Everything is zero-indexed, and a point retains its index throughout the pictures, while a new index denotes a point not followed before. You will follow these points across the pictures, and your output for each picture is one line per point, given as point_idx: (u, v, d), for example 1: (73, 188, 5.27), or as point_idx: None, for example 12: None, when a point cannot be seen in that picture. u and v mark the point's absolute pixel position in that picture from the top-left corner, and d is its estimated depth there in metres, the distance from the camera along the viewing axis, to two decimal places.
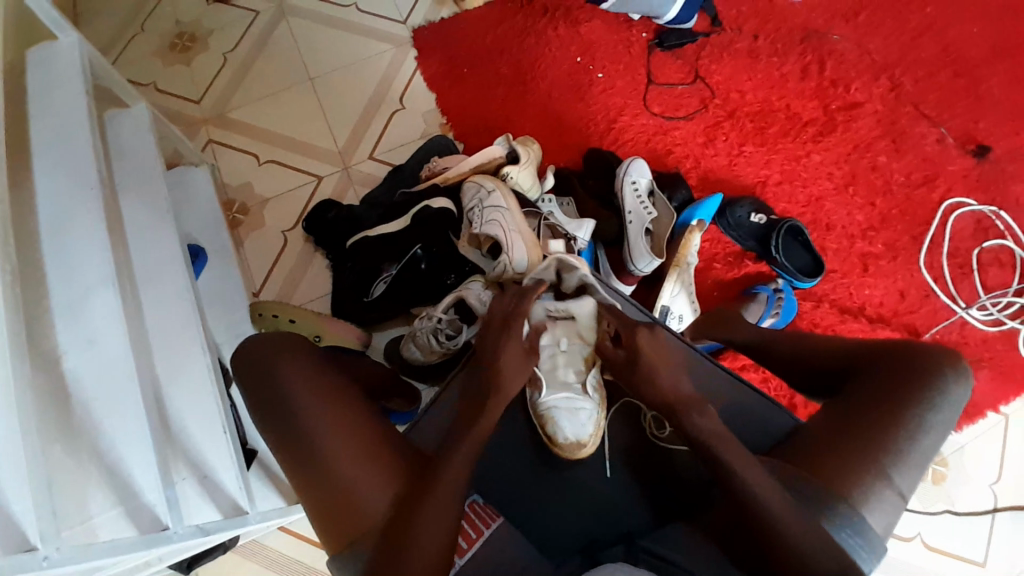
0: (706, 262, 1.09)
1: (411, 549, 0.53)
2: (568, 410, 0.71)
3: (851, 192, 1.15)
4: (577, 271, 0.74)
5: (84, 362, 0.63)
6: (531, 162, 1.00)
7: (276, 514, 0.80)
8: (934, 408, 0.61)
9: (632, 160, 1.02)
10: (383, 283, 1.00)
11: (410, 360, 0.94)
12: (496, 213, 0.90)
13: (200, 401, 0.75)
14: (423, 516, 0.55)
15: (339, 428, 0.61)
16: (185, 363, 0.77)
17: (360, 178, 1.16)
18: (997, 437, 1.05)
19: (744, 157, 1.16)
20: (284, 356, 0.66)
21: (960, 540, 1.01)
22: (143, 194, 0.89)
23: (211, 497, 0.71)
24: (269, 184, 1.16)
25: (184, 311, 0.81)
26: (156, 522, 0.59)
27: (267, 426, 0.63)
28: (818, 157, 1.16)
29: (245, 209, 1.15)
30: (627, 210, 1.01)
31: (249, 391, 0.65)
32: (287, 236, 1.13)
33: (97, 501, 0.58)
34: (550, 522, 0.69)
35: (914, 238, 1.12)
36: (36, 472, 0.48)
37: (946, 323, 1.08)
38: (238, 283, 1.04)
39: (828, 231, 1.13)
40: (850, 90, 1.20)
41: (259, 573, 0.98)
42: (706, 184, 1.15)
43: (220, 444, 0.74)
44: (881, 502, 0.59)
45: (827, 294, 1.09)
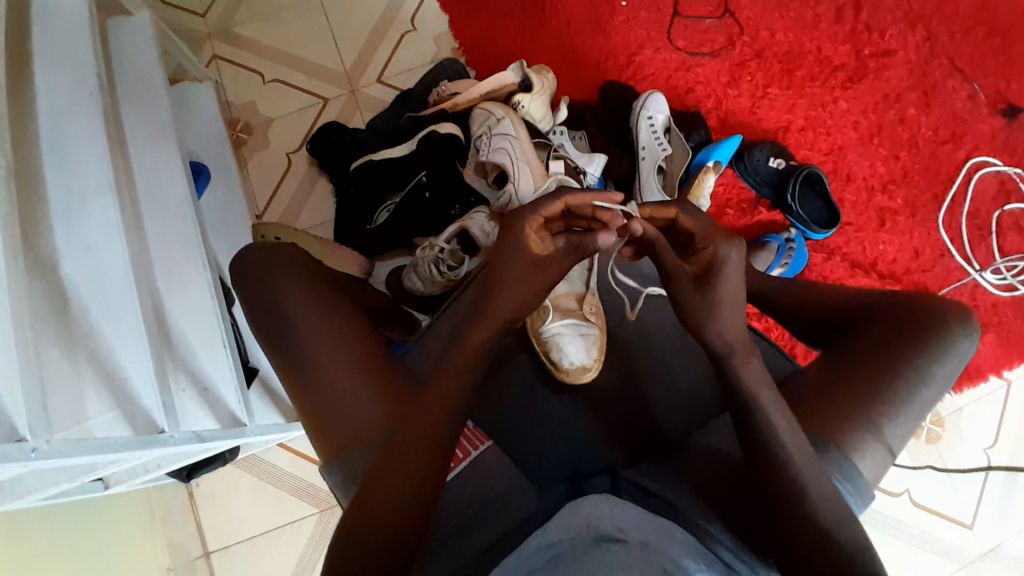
0: (718, 207, 1.06)
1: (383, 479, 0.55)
2: (572, 335, 0.72)
3: (876, 143, 1.10)
4: None
5: (79, 265, 0.63)
6: (545, 92, 0.97)
7: (274, 430, 0.82)
8: (937, 360, 0.60)
9: (651, 94, 0.98)
10: (386, 211, 0.98)
11: (410, 291, 0.93)
12: (505, 141, 0.87)
13: (199, 314, 0.75)
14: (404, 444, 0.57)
15: (338, 361, 0.61)
16: (185, 277, 0.77)
17: (366, 102, 1.12)
18: (995, 402, 1.05)
19: (767, 100, 1.11)
20: (277, 268, 0.65)
21: (948, 498, 1.03)
22: (144, 105, 0.87)
23: (210, 409, 0.72)
24: (274, 105, 1.13)
25: (184, 226, 0.80)
26: (151, 426, 0.60)
27: (263, 337, 0.63)
28: (844, 105, 1.11)
29: (249, 129, 1.12)
30: (642, 145, 0.97)
31: (248, 307, 0.65)
32: (290, 158, 1.11)
33: (93, 403, 0.58)
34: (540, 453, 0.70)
35: (934, 196, 1.09)
36: (27, 368, 0.48)
37: (957, 285, 1.06)
38: (240, 204, 1.03)
39: (847, 183, 1.09)
40: (885, 35, 1.13)
41: (257, 488, 1.01)
42: (725, 127, 1.10)
43: (220, 359, 0.74)
44: (872, 451, 0.58)
45: (839, 248, 1.06)
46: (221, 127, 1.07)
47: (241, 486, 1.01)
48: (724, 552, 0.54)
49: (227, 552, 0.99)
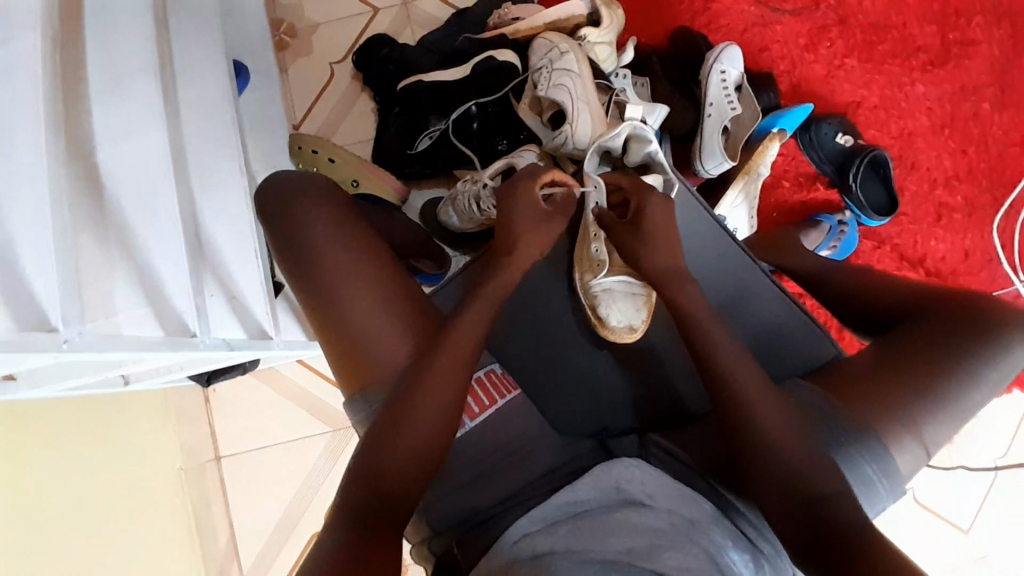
0: (775, 178, 1.02)
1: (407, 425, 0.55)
2: (621, 294, 0.69)
3: (946, 134, 1.04)
4: (647, 144, 0.71)
5: (115, 155, 0.60)
6: (613, 28, 0.90)
7: (299, 346, 0.82)
8: (991, 363, 0.58)
9: (726, 45, 0.91)
10: (428, 138, 0.94)
11: (446, 226, 0.91)
12: (565, 77, 0.82)
13: (234, 217, 0.73)
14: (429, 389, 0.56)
15: (369, 297, 0.60)
16: (222, 180, 0.74)
17: (420, 19, 1.06)
18: (1013, 414, 1.04)
19: (843, 72, 1.04)
20: (317, 197, 0.64)
21: (949, 501, 1.03)
22: None
23: (237, 317, 0.71)
24: (322, 8, 1.07)
25: (223, 126, 0.77)
26: (183, 327, 0.60)
27: (292, 269, 0.62)
28: (921, 88, 1.05)
29: (292, 31, 1.06)
30: (709, 100, 0.91)
31: (275, 236, 0.63)
32: (333, 69, 1.06)
33: (125, 296, 0.57)
34: (566, 404, 0.69)
35: (995, 199, 1.04)
36: (61, 252, 0.46)
37: (1000, 292, 1.02)
38: (279, 111, 0.98)
39: (910, 172, 1.04)
40: (970, 24, 1.05)
41: (272, 399, 1.04)
42: (794, 94, 1.04)
43: (251, 268, 0.73)
44: (910, 444, 0.56)
45: (890, 237, 1.03)
46: (265, 26, 1.02)
47: (256, 394, 1.04)
48: (746, 526, 0.54)
49: (235, 459, 1.02)
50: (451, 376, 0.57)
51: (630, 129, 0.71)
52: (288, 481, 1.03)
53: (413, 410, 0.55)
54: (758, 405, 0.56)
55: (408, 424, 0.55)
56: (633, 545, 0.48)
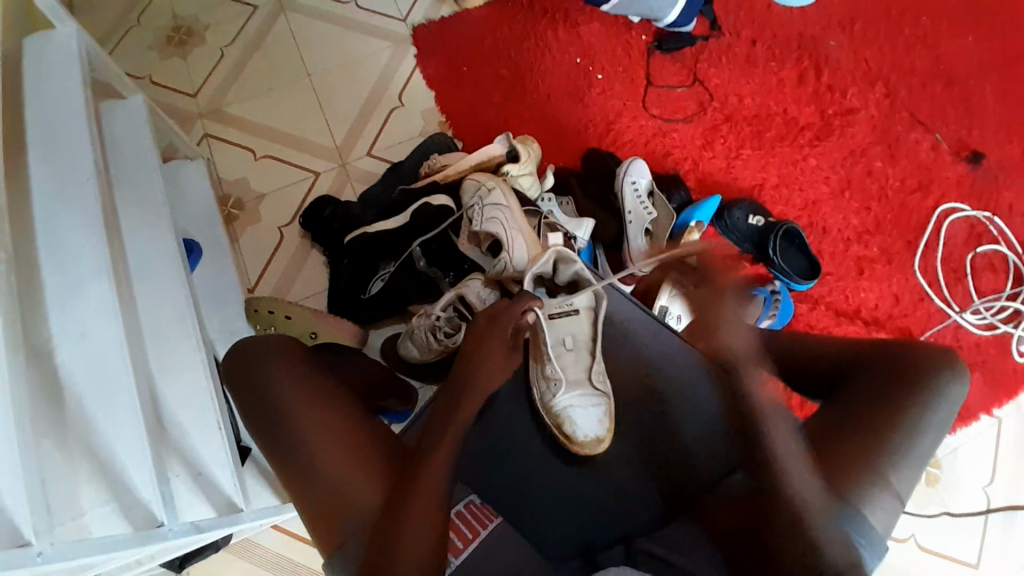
0: None
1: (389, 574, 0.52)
2: (582, 407, 0.73)
3: (847, 196, 1.16)
4: (573, 263, 0.77)
5: (72, 354, 0.62)
6: (531, 161, 1.00)
7: (269, 512, 0.79)
8: (934, 407, 0.60)
9: (633, 160, 1.03)
10: (380, 281, 0.99)
11: (407, 358, 0.94)
12: (496, 211, 0.89)
13: (193, 392, 0.75)
14: (408, 532, 0.54)
15: (339, 449, 0.61)
16: (180, 358, 0.76)
17: (357, 175, 1.15)
18: (990, 440, 1.06)
19: (741, 161, 1.17)
20: (277, 357, 0.66)
21: (954, 541, 1.02)
22: (139, 188, 0.89)
23: (204, 495, 0.69)
24: (265, 180, 1.15)
25: (179, 305, 0.80)
26: (151, 520, 0.58)
27: (259, 433, 0.63)
28: (814, 161, 1.17)
29: (240, 205, 1.14)
30: (627, 210, 1.02)
31: (243, 400, 0.65)
32: (282, 232, 1.12)
33: (88, 496, 0.57)
34: (549, 524, 0.69)
35: (907, 243, 1.13)
36: (26, 463, 0.46)
37: (940, 327, 1.09)
38: (233, 279, 1.03)
39: (824, 235, 1.14)
40: (846, 96, 1.20)
41: (251, 574, 0.99)
42: (704, 187, 1.15)
43: (214, 440, 0.72)
44: (879, 500, 0.57)
45: (822, 297, 1.10)
46: (214, 204, 1.09)
47: (232, 571, 0.99)
48: None
49: None
50: (429, 504, 0.57)
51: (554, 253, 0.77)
52: None
53: (395, 546, 0.54)
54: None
55: (394, 560, 0.53)
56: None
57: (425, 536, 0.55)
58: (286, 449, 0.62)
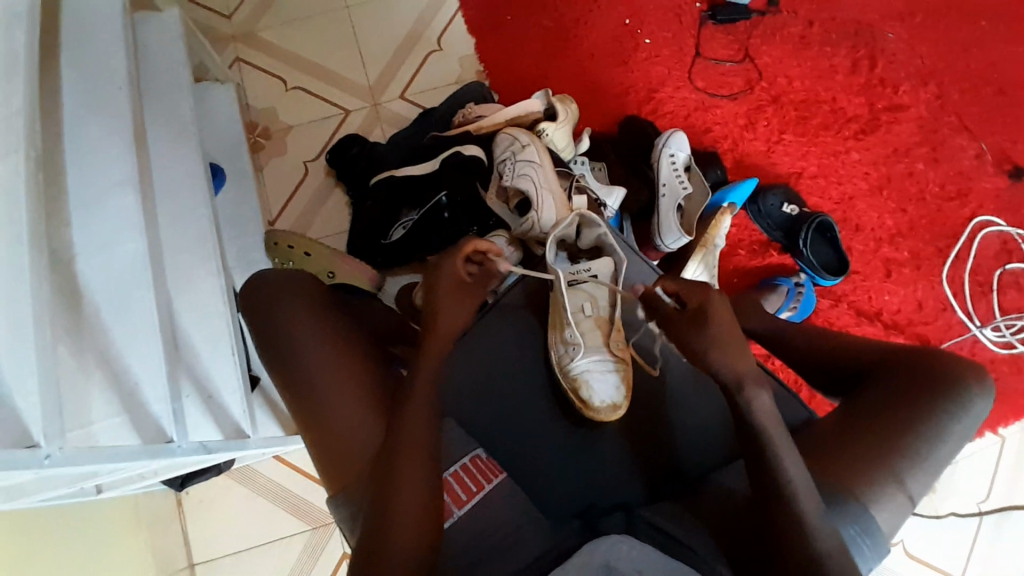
0: (730, 247, 1.08)
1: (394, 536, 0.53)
2: (600, 372, 0.72)
3: (884, 196, 1.12)
4: (597, 227, 0.76)
5: (95, 264, 0.62)
6: (568, 121, 0.98)
7: (274, 442, 0.81)
8: (955, 416, 0.59)
9: (672, 132, 1.00)
10: (401, 228, 0.98)
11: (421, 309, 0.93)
12: (528, 168, 0.87)
13: (209, 317, 0.75)
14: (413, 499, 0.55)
15: (351, 402, 0.61)
16: (197, 284, 0.76)
17: (387, 117, 1.13)
18: (989, 457, 1.06)
19: (782, 146, 1.13)
20: (294, 295, 0.65)
21: (938, 550, 1.03)
22: (167, 105, 0.87)
23: (213, 419, 0.70)
24: (294, 112, 1.13)
25: (200, 229, 0.80)
26: (160, 434, 0.59)
27: (273, 367, 0.63)
28: (856, 155, 1.14)
29: (266, 134, 1.12)
30: (662, 181, 0.99)
31: (258, 333, 0.64)
32: (307, 167, 1.11)
33: (99, 405, 0.57)
34: (550, 486, 0.70)
35: (939, 251, 1.10)
36: (44, 365, 0.46)
37: (958, 339, 1.07)
38: (254, 209, 1.02)
39: (856, 232, 1.11)
40: (897, 91, 1.16)
41: (248, 499, 1.01)
42: (739, 169, 1.12)
43: (228, 366, 0.73)
44: (891, 501, 0.56)
45: (845, 294, 1.08)
46: (240, 131, 1.07)
47: (231, 494, 1.01)
48: None
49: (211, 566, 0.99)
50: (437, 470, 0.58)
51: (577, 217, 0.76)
52: None
53: (403, 507, 0.55)
54: (782, 470, 0.55)
55: (400, 524, 0.54)
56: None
57: (427, 505, 0.56)
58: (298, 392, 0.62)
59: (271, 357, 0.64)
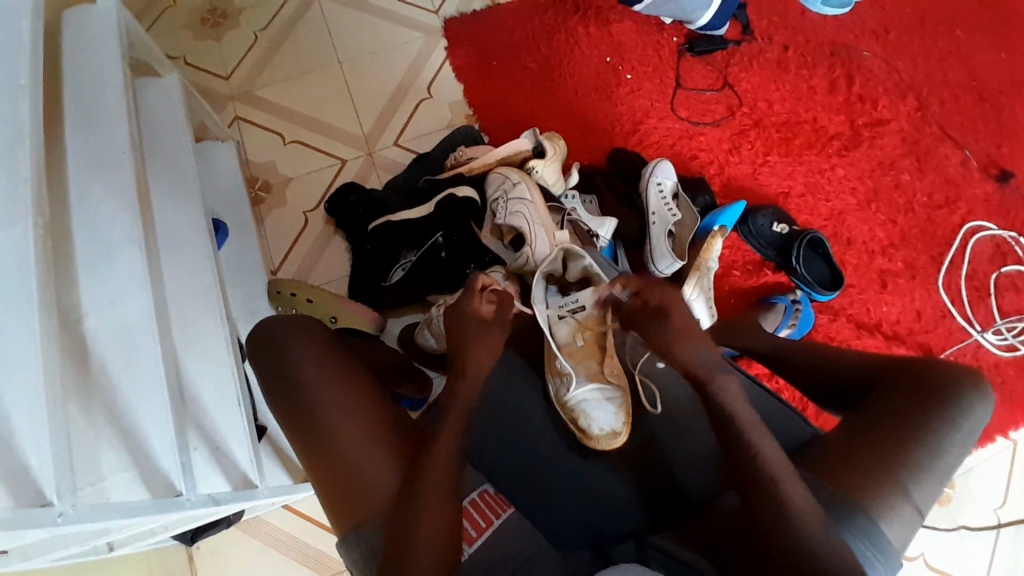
0: (724, 269, 1.10)
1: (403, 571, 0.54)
2: (597, 401, 0.74)
3: (873, 209, 1.14)
4: (580, 258, 0.78)
5: (104, 322, 0.64)
6: (557, 157, 1.01)
7: (283, 490, 0.81)
8: (953, 423, 0.59)
9: (658, 161, 1.03)
10: (401, 270, 1.00)
11: (424, 347, 0.95)
12: (520, 205, 0.90)
13: (215, 368, 0.76)
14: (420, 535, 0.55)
15: (357, 438, 0.61)
16: (203, 336, 0.78)
17: (383, 163, 1.16)
18: (1005, 462, 1.04)
19: (768, 167, 1.16)
20: (298, 335, 0.66)
21: (963, 562, 1.01)
22: (170, 166, 0.91)
23: (221, 469, 0.71)
24: (293, 164, 1.17)
25: (205, 282, 0.82)
26: (169, 488, 0.59)
27: (279, 407, 0.64)
28: (841, 171, 1.16)
29: (267, 187, 1.16)
30: (651, 210, 1.02)
31: (263, 376, 0.66)
32: (307, 216, 1.14)
33: (108, 460, 0.59)
34: (559, 519, 0.69)
35: (932, 259, 1.12)
36: (55, 424, 0.47)
37: (960, 345, 1.07)
38: (256, 260, 1.05)
39: (848, 246, 1.12)
40: (876, 107, 1.19)
41: (259, 551, 1.01)
42: (728, 192, 1.15)
43: (234, 418, 0.74)
44: (899, 514, 0.56)
45: (843, 308, 1.09)
46: (241, 186, 1.11)
47: (242, 547, 1.01)
48: None
49: None
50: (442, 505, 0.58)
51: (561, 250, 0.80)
52: None
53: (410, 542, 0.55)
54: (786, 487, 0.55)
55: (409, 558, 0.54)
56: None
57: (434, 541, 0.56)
58: (304, 430, 0.63)
59: (275, 398, 0.65)
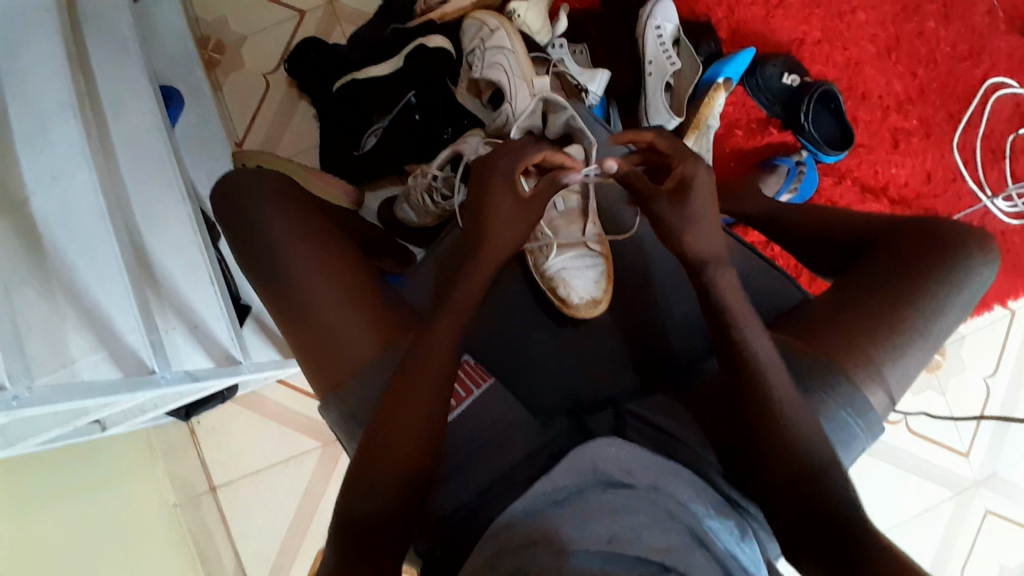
0: (727, 127, 1.01)
1: (394, 423, 0.53)
2: (577, 268, 0.71)
3: (893, 59, 1.03)
4: (563, 109, 0.69)
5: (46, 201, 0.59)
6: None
7: (270, 366, 0.81)
8: (954, 287, 0.56)
9: (659, 0, 0.92)
10: (374, 136, 0.91)
11: (404, 223, 0.89)
12: (499, 55, 0.81)
13: (180, 244, 0.72)
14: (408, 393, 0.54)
15: (337, 306, 0.58)
16: (160, 211, 0.72)
17: (346, 15, 1.03)
18: (1000, 330, 1.05)
19: (782, 10, 1.03)
20: (262, 195, 0.61)
21: (943, 426, 1.04)
22: (101, 24, 0.79)
23: (201, 346, 0.69)
24: (246, 19, 1.04)
25: (159, 156, 0.75)
26: (141, 366, 0.58)
27: (250, 271, 0.61)
28: (863, 15, 1.03)
29: (220, 48, 1.03)
30: (648, 58, 0.92)
31: (231, 238, 0.62)
32: (268, 80, 1.03)
33: (77, 340, 0.55)
34: (541, 388, 0.69)
35: (950, 116, 1.03)
36: None
37: (968, 210, 1.02)
38: (218, 130, 0.96)
39: (862, 101, 1.03)
40: None
41: (257, 422, 1.04)
42: (735, 40, 1.02)
43: (208, 294, 0.71)
44: (885, 380, 0.55)
45: (849, 171, 1.02)
46: (190, 47, 0.99)
47: (241, 420, 1.03)
48: (731, 490, 0.54)
49: (231, 490, 1.03)
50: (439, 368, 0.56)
51: (543, 101, 0.71)
52: (288, 499, 1.03)
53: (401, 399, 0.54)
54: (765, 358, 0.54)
55: (404, 408, 0.54)
56: (615, 531, 0.44)
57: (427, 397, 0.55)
58: (281, 298, 0.59)
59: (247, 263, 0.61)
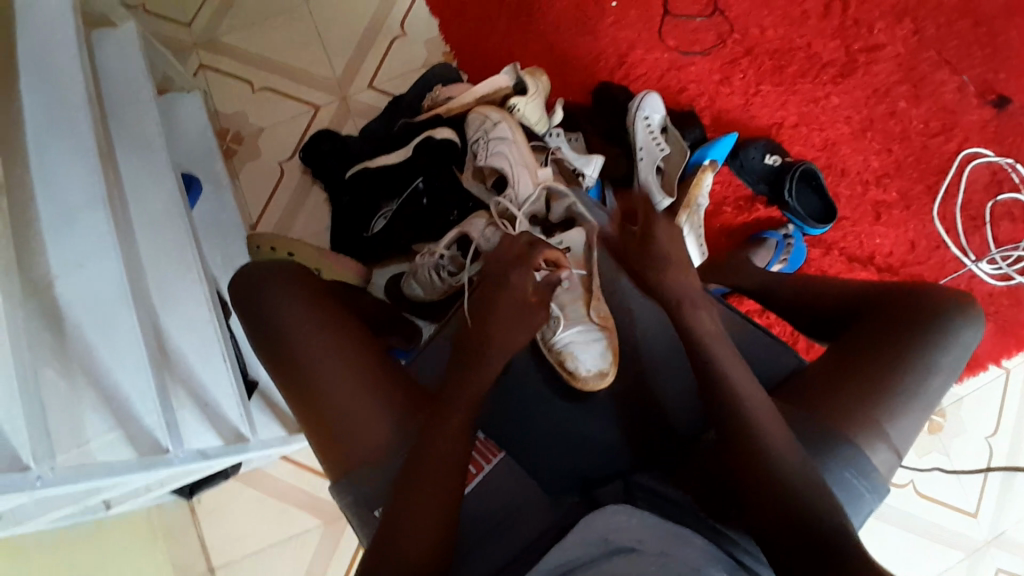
0: (716, 205, 1.07)
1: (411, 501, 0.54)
2: (585, 342, 0.73)
3: (867, 138, 1.11)
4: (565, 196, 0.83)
5: (73, 285, 0.62)
6: (540, 92, 0.96)
7: (276, 443, 0.81)
8: (941, 348, 0.59)
9: (646, 94, 0.99)
10: (383, 219, 0.97)
11: (411, 297, 0.92)
12: (501, 145, 0.88)
13: (196, 323, 0.75)
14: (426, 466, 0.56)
15: (350, 387, 0.60)
16: (180, 294, 0.75)
17: (358, 108, 1.11)
18: (996, 390, 1.05)
19: (760, 97, 1.11)
20: (275, 280, 0.64)
21: (951, 489, 1.03)
22: (132, 121, 0.86)
23: (211, 424, 0.70)
24: (264, 114, 1.12)
25: (181, 241, 0.79)
26: (156, 446, 0.58)
27: (265, 354, 0.63)
28: (836, 100, 1.12)
29: (239, 139, 1.11)
30: (639, 146, 0.99)
31: (245, 322, 0.64)
32: (283, 167, 1.10)
33: (94, 422, 0.57)
34: (551, 461, 0.69)
35: (928, 188, 1.09)
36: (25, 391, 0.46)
37: (953, 276, 1.06)
38: (234, 214, 1.02)
39: (842, 177, 1.10)
40: (872, 31, 1.13)
41: (258, 501, 1.02)
42: (718, 125, 1.11)
43: (221, 373, 0.73)
44: (885, 441, 0.57)
45: (836, 242, 1.07)
46: (211, 139, 1.06)
47: (243, 500, 1.02)
48: (745, 557, 0.54)
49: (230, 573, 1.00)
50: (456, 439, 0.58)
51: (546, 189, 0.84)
52: None
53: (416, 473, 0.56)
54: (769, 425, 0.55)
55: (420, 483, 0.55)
56: None
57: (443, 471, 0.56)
58: (293, 379, 0.61)
59: (261, 345, 0.64)
